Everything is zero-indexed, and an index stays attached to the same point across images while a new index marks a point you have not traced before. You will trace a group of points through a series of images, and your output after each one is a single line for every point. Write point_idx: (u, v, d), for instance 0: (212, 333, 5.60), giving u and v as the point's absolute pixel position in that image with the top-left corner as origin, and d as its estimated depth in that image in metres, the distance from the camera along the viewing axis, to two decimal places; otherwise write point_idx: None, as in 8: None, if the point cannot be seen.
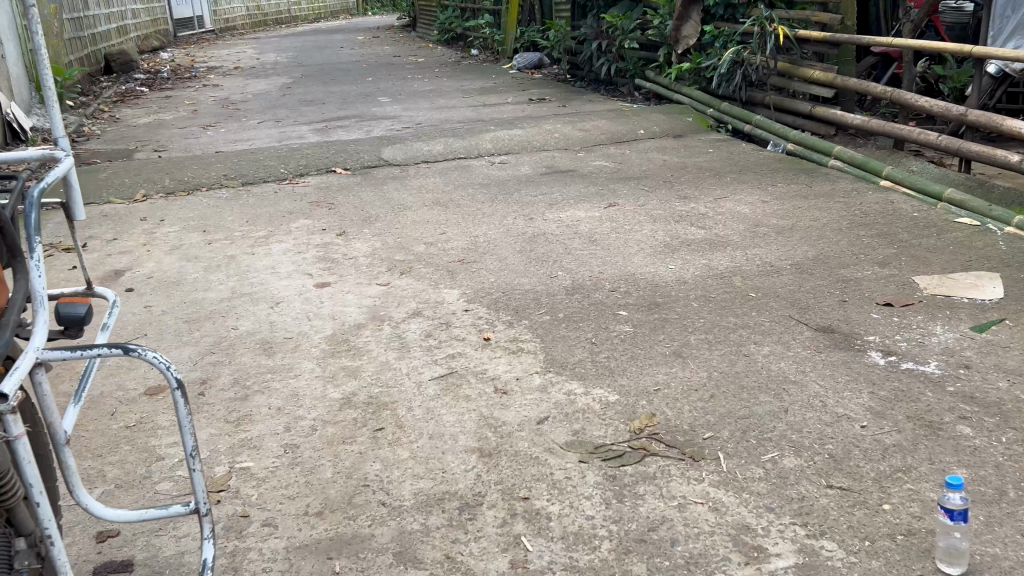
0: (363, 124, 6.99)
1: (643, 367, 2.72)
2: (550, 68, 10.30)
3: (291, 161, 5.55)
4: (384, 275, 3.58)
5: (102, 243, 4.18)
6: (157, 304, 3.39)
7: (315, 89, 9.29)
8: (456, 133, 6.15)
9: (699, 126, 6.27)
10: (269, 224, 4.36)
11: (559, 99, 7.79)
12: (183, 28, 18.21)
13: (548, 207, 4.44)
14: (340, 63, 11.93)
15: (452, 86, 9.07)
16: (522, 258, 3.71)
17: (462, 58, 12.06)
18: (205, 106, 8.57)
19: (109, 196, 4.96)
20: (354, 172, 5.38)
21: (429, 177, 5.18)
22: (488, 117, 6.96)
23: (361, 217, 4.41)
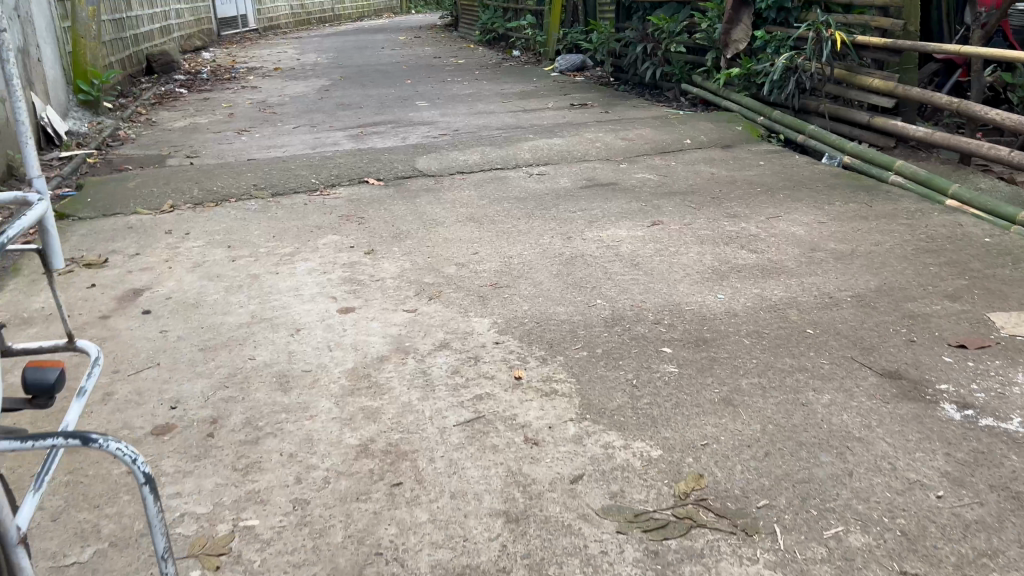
0: (399, 130, 6.82)
1: (689, 417, 2.47)
2: (593, 71, 10.02)
3: (323, 171, 5.38)
4: (411, 300, 3.37)
5: (124, 258, 4.04)
6: (173, 329, 3.23)
7: (353, 92, 9.14)
8: (494, 142, 5.93)
9: (748, 136, 5.96)
10: (296, 240, 4.18)
11: (601, 105, 7.53)
12: (228, 27, 18.28)
13: (588, 224, 4.19)
14: (380, 64, 11.79)
15: (492, 89, 8.85)
16: (559, 282, 3.47)
17: (503, 60, 11.84)
18: (242, 109, 8.47)
19: (137, 206, 4.84)
20: (387, 183, 5.19)
21: (463, 190, 4.97)
22: (527, 124, 6.74)
23: (392, 233, 4.21)
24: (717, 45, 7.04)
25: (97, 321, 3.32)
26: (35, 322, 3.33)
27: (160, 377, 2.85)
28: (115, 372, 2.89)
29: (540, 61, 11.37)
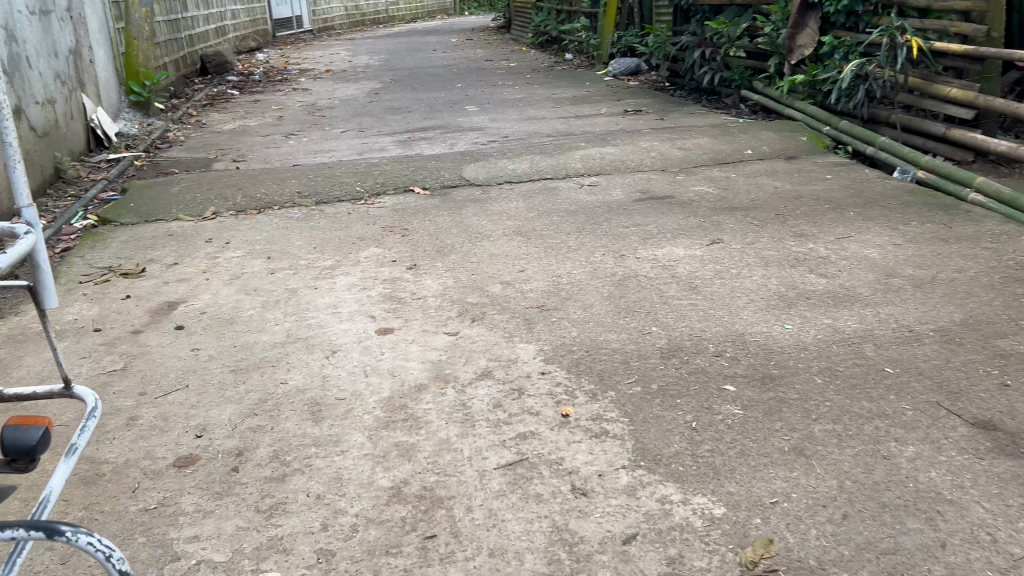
0: (448, 136, 6.66)
1: (755, 469, 2.23)
2: (648, 75, 9.74)
3: (368, 179, 5.24)
4: (453, 322, 3.17)
5: (162, 267, 3.93)
6: (205, 347, 3.08)
7: (403, 96, 9.02)
8: (544, 150, 5.72)
9: (813, 146, 5.65)
10: (338, 253, 4.03)
11: (657, 111, 7.26)
12: (283, 28, 18.40)
13: (642, 240, 3.96)
14: (431, 67, 11.67)
15: (543, 94, 8.64)
16: (611, 305, 3.24)
17: (555, 63, 11.62)
18: (292, 111, 8.40)
19: (179, 213, 4.75)
20: (433, 192, 5.02)
21: (512, 201, 4.77)
22: (580, 131, 6.51)
23: (436, 247, 4.02)
24: (780, 51, 6.73)
25: (128, 336, 3.20)
26: (66, 335, 3.22)
27: (187, 401, 2.70)
28: (142, 394, 2.75)
29: (593, 64, 11.12)
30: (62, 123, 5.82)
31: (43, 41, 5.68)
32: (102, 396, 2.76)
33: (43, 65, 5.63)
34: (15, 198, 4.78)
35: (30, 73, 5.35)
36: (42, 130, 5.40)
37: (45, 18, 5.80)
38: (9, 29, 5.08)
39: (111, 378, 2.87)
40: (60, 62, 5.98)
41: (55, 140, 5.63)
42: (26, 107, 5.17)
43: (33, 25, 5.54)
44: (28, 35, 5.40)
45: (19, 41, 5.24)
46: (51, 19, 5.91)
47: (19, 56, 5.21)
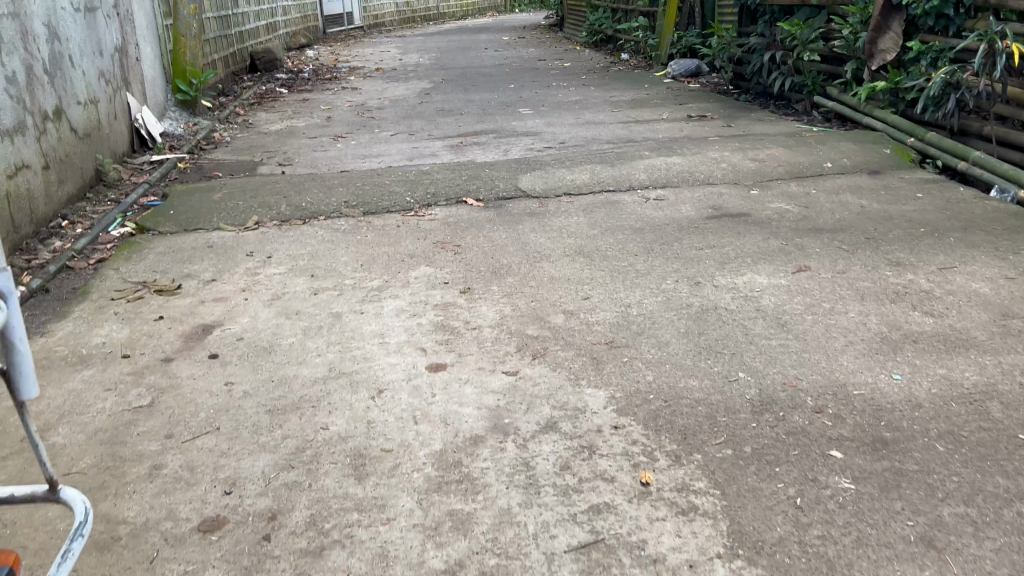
0: (502, 141, 6.35)
1: (877, 564, 1.87)
2: (709, 78, 9.33)
3: (418, 188, 4.95)
4: (512, 358, 2.85)
5: (199, 284, 3.68)
6: (239, 381, 2.80)
7: (454, 96, 8.74)
8: (605, 158, 5.37)
9: (898, 160, 5.20)
10: (386, 272, 3.74)
11: (723, 117, 6.86)
12: (334, 24, 18.27)
13: (719, 265, 3.59)
14: (483, 66, 11.37)
15: (600, 96, 8.28)
16: (690, 344, 2.88)
17: (611, 64, 11.22)
18: (340, 112, 8.17)
19: (220, 222, 4.52)
20: (488, 204, 4.71)
21: (572, 215, 4.43)
22: (642, 138, 6.14)
23: (491, 267, 3.70)
24: (859, 55, 6.29)
25: (159, 364, 2.94)
26: (93, 362, 2.98)
27: (218, 448, 2.42)
28: (168, 437, 2.48)
29: (651, 65, 10.72)
30: (105, 124, 5.65)
31: (88, 38, 5.51)
32: (126, 437, 2.50)
33: (87, 63, 5.45)
34: (53, 204, 4.60)
35: (73, 72, 5.17)
36: (84, 131, 5.22)
37: (91, 15, 5.63)
38: (52, 28, 4.90)
39: (138, 415, 2.61)
40: (105, 61, 5.81)
41: (97, 141, 5.45)
42: (68, 107, 5.00)
43: (78, 21, 5.36)
44: (73, 33, 5.23)
45: (63, 38, 5.06)
46: (97, 16, 5.74)
47: (63, 55, 5.03)
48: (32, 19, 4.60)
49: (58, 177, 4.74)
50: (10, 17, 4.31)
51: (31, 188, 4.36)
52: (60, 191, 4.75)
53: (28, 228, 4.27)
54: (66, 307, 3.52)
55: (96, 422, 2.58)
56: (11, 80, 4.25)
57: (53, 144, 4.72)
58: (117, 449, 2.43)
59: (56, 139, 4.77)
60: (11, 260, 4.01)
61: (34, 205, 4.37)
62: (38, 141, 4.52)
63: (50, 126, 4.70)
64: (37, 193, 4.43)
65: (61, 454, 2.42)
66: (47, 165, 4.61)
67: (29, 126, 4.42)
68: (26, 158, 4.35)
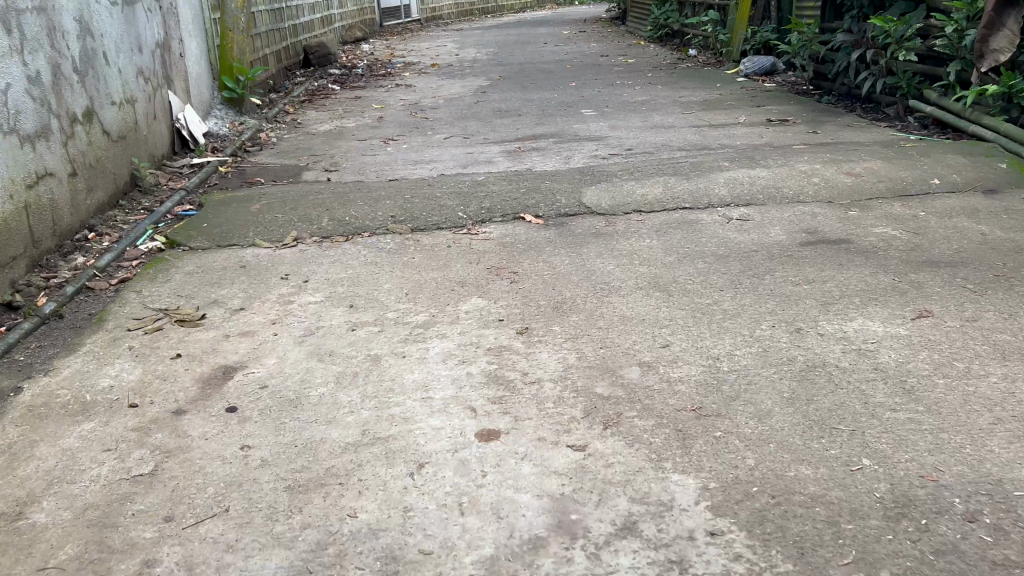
0: (563, 147, 5.87)
1: None
2: (785, 76, 8.71)
3: (472, 202, 4.50)
4: (579, 425, 2.37)
5: (225, 314, 3.29)
6: (257, 444, 2.38)
7: (512, 95, 8.28)
8: (680, 168, 4.84)
9: (1017, 176, 4.57)
10: (434, 304, 3.29)
11: (806, 122, 6.26)
12: (391, 17, 17.95)
13: (820, 307, 3.06)
14: (542, 62, 10.87)
15: (669, 96, 7.73)
16: (796, 417, 2.37)
17: (678, 60, 10.63)
18: (393, 111, 7.78)
19: (256, 237, 4.15)
20: (548, 221, 4.24)
21: (644, 237, 3.93)
22: (717, 145, 5.60)
23: (553, 301, 3.23)
24: (964, 55, 5.64)
25: (169, 417, 2.55)
26: (95, 412, 2.59)
27: (223, 540, 2.00)
28: (166, 521, 2.07)
29: (722, 63, 10.11)
30: (143, 125, 5.34)
31: (126, 34, 5.20)
32: (118, 518, 2.09)
33: (123, 60, 5.13)
34: (80, 213, 4.28)
35: (108, 70, 4.86)
36: (118, 133, 4.91)
37: (130, 8, 5.31)
38: (86, 23, 4.58)
39: (135, 488, 2.21)
40: (144, 57, 5.50)
41: (133, 144, 5.14)
42: (100, 108, 4.68)
43: (114, 15, 5.03)
44: (109, 29, 4.91)
45: (97, 34, 4.74)
46: (137, 10, 5.43)
47: (97, 52, 4.71)
48: (61, 14, 4.27)
49: (87, 184, 4.42)
50: (35, 11, 3.98)
51: (55, 198, 4.03)
52: (89, 199, 4.43)
53: (50, 241, 3.95)
54: (79, 337, 3.15)
55: (87, 496, 2.18)
56: (34, 80, 3.92)
57: (82, 149, 4.40)
58: (106, 535, 2.03)
59: (85, 143, 4.45)
60: (29, 278, 3.68)
61: (58, 216, 4.05)
62: (65, 146, 4.19)
63: (79, 128, 4.38)
64: (62, 203, 4.11)
65: (40, 540, 2.03)
66: (74, 171, 4.29)
67: (55, 129, 4.08)
68: (50, 165, 4.02)
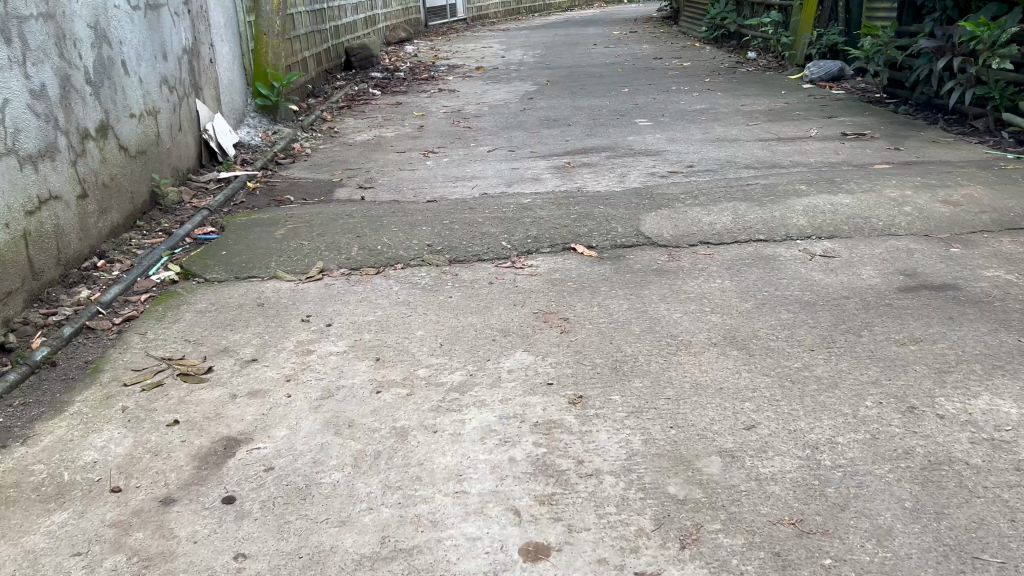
0: (617, 164, 5.40)
1: None
2: (854, 82, 8.12)
3: (518, 228, 4.06)
4: (649, 542, 1.90)
5: (236, 366, 2.89)
6: (254, 552, 1.96)
7: (560, 102, 7.81)
8: (750, 191, 4.33)
9: None
10: (473, 359, 2.85)
11: (885, 137, 5.70)
12: (436, 17, 17.57)
13: (935, 377, 2.55)
14: (592, 65, 10.39)
15: (730, 104, 7.19)
16: (925, 540, 1.87)
17: (736, 64, 10.04)
18: (435, 119, 7.37)
19: (278, 268, 3.76)
20: (602, 252, 3.78)
21: (713, 275, 3.44)
22: (788, 163, 5.07)
23: (610, 359, 2.77)
24: None
25: (155, 508, 2.14)
26: (71, 498, 2.20)
27: None
28: None
29: (784, 67, 9.52)
30: (166, 138, 5.00)
31: (149, 40, 4.85)
32: None
33: (145, 68, 4.78)
34: (90, 238, 3.94)
35: (127, 80, 4.51)
36: (137, 148, 4.57)
37: (154, 13, 4.96)
38: (102, 30, 4.23)
39: None
40: (169, 65, 5.15)
41: (153, 159, 4.80)
42: (117, 121, 4.34)
43: (136, 21, 4.69)
44: (129, 35, 4.57)
45: (115, 42, 4.39)
46: (162, 14, 5.08)
47: (114, 61, 4.37)
48: (72, 20, 3.92)
49: (99, 205, 4.08)
50: (41, 18, 3.63)
51: (60, 223, 3.68)
52: (101, 222, 4.09)
53: (54, 271, 3.60)
54: (70, 393, 2.77)
55: None
56: (38, 94, 3.56)
57: (95, 167, 4.06)
58: None
59: (98, 161, 4.10)
60: (26, 315, 3.32)
61: (64, 243, 3.71)
62: (74, 165, 3.84)
63: (91, 145, 4.03)
64: (69, 228, 3.77)
65: None
66: (85, 192, 3.95)
67: (62, 148, 3.73)
68: (55, 187, 3.67)
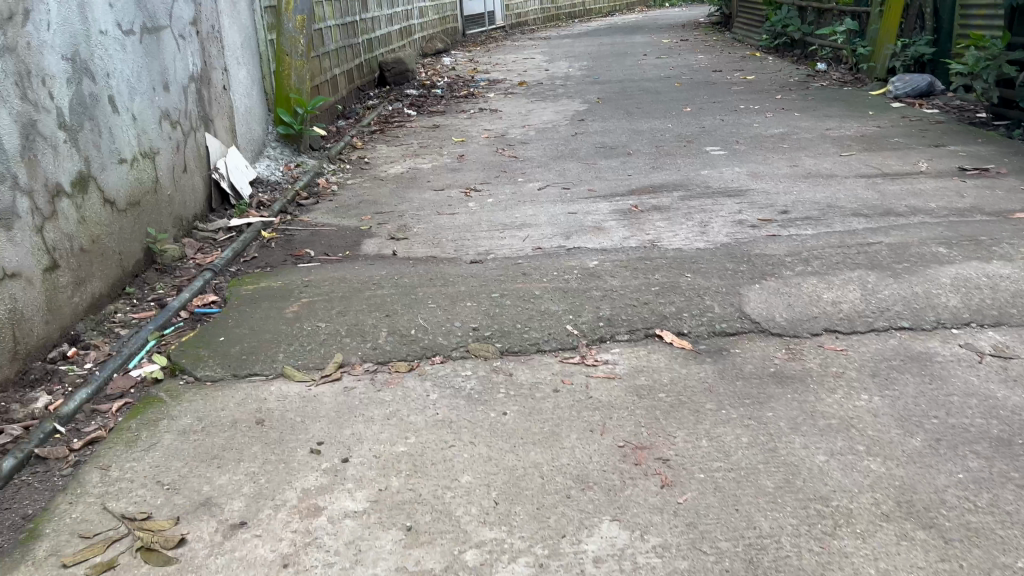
0: (693, 207, 4.57)
1: None
2: (946, 100, 7.26)
3: (586, 306, 3.24)
4: None
5: (217, 537, 2.10)
6: None
7: (616, 125, 6.99)
8: (874, 255, 3.48)
9: None
10: (542, 531, 2.03)
11: (1013, 173, 4.79)
12: (475, 24, 16.83)
13: None
14: (647, 79, 9.55)
15: (813, 129, 6.31)
16: None
17: (807, 77, 9.12)
18: (477, 146, 6.59)
19: (286, 362, 3.00)
20: (697, 341, 2.95)
21: (853, 387, 2.59)
22: (906, 210, 4.20)
23: (740, 543, 1.94)
24: None
25: None
26: None
27: None
28: None
29: (861, 81, 8.60)
30: (166, 183, 4.28)
31: (146, 69, 4.13)
32: None
33: (141, 103, 4.05)
34: (61, 318, 3.22)
35: (117, 119, 3.78)
36: (128, 200, 3.85)
37: (153, 37, 4.24)
38: (83, 61, 3.50)
39: None
40: (173, 96, 4.43)
41: (150, 209, 4.08)
42: (101, 171, 3.61)
43: (129, 47, 3.96)
44: (119, 66, 3.84)
45: (101, 75, 3.66)
46: (163, 37, 4.36)
47: (100, 98, 3.64)
48: (42, 52, 3.19)
49: (75, 276, 3.35)
50: None
51: (19, 306, 2.95)
52: (78, 296, 3.36)
53: (8, 369, 2.87)
54: None
55: None
56: None
57: (70, 231, 3.33)
58: None
59: (75, 222, 3.37)
60: None
61: (23, 330, 2.98)
62: (40, 231, 3.11)
63: (65, 204, 3.30)
64: (32, 311, 3.03)
65: None
66: (56, 263, 3.21)
67: (22, 212, 3.00)
68: (13, 263, 2.93)
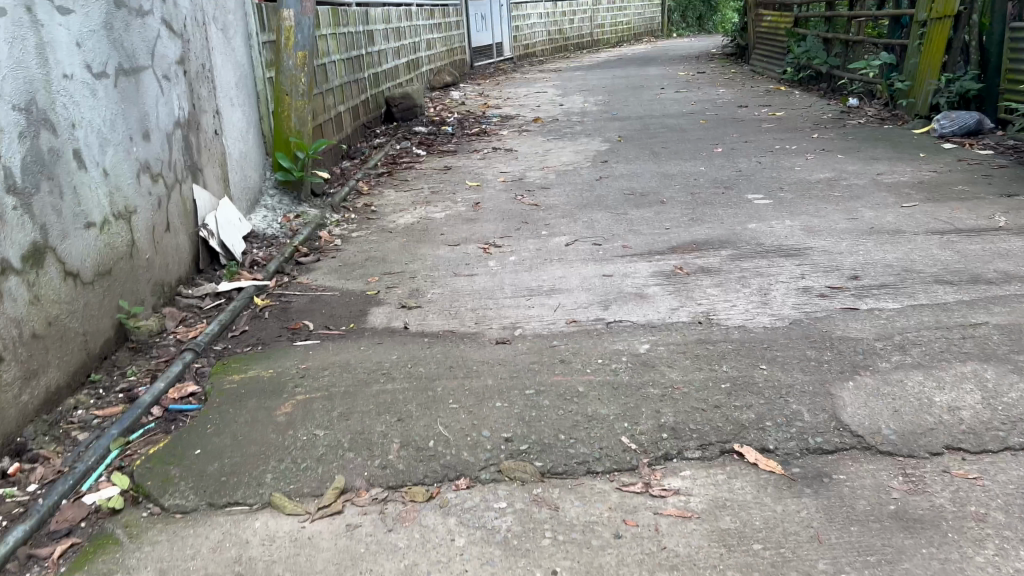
0: (746, 269, 4.00)
1: None
2: (999, 139, 6.72)
3: (642, 407, 2.66)
4: None
5: None
6: None
7: (643, 168, 6.46)
8: (983, 341, 2.90)
9: None
10: None
11: None
12: (483, 56, 16.39)
13: None
14: (669, 116, 9.04)
15: (862, 173, 5.76)
16: None
17: (839, 112, 8.61)
18: (494, 192, 6.04)
19: (274, 487, 2.41)
20: (786, 460, 2.36)
21: (1005, 537, 1.99)
22: (997, 276, 3.63)
23: None
24: None
25: None
26: None
27: None
28: None
29: (900, 117, 8.08)
30: (144, 246, 3.72)
31: (122, 117, 3.59)
32: None
33: (114, 155, 3.51)
34: (4, 425, 2.64)
35: (84, 176, 3.24)
36: (96, 270, 3.29)
37: (132, 80, 3.70)
38: (41, 111, 2.96)
39: None
40: (154, 146, 3.89)
41: (123, 278, 3.52)
42: (63, 240, 3.05)
43: (101, 92, 3.42)
44: (88, 115, 3.30)
45: (64, 124, 3.12)
46: (144, 79, 3.83)
47: (63, 152, 3.10)
48: None
49: (25, 368, 2.78)
50: None
51: None
52: (27, 393, 2.79)
53: None
54: None
55: None
56: None
57: (20, 313, 2.77)
58: None
59: (26, 303, 2.81)
60: None
61: None
62: None
63: (12, 283, 2.74)
64: None
65: None
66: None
67: None
68: None
